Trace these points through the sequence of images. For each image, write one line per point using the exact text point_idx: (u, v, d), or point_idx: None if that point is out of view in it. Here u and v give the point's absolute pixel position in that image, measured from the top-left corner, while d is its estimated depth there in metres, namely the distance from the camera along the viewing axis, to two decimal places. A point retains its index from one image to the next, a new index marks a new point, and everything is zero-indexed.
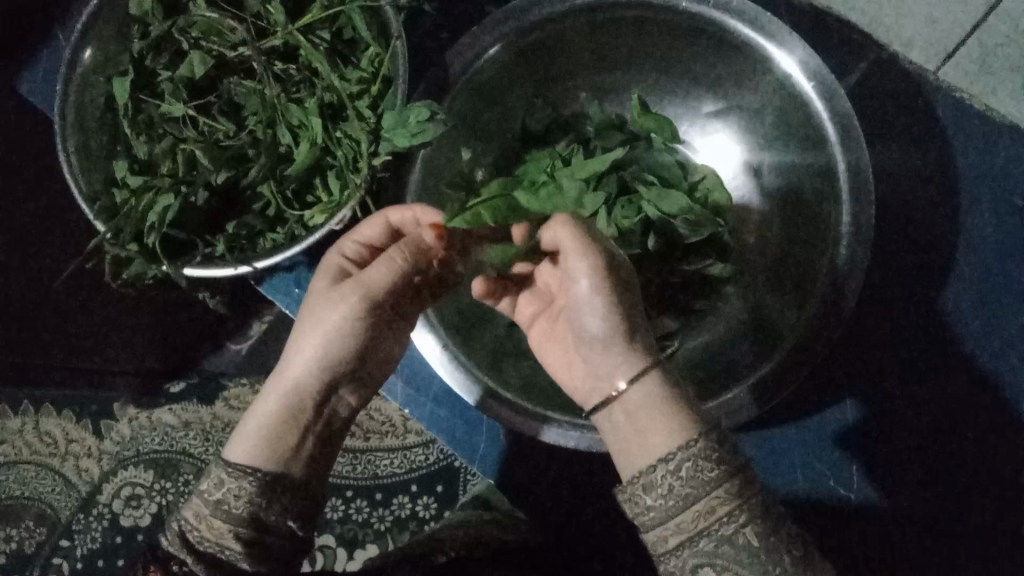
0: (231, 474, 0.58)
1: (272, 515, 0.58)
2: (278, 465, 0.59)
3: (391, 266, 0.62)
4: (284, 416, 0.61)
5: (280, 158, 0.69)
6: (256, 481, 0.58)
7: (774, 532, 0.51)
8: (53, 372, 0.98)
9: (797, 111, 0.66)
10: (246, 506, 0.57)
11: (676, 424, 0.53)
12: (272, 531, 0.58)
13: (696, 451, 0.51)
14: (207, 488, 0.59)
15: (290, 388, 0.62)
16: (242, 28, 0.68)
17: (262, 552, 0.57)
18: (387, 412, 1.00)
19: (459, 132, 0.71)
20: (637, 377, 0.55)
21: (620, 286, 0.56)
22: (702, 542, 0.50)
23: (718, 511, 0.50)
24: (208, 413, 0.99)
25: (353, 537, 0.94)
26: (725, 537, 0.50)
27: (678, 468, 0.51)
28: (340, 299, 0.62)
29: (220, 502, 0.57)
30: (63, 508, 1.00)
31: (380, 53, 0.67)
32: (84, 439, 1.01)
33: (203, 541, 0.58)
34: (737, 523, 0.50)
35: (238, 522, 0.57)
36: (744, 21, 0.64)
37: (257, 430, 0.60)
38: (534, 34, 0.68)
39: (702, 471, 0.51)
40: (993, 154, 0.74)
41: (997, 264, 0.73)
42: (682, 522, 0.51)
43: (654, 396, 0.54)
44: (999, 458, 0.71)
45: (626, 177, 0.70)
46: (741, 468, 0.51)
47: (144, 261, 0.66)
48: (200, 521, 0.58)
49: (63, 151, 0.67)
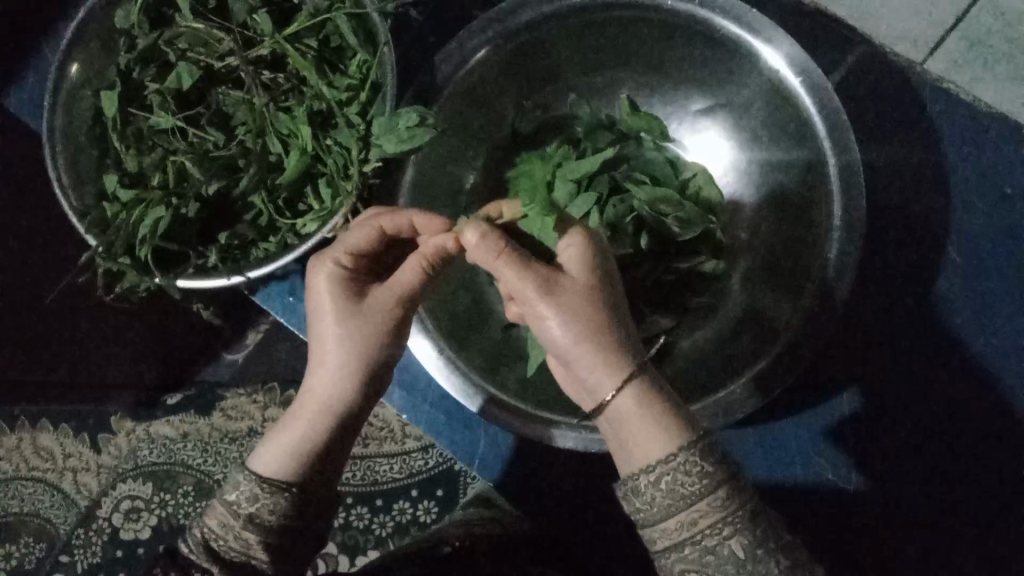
0: (267, 489, 0.58)
1: (302, 525, 0.59)
2: (311, 477, 0.60)
3: (414, 270, 0.60)
4: (316, 430, 0.61)
5: (270, 167, 0.68)
6: (290, 495, 0.59)
7: (761, 543, 0.52)
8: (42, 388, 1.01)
9: (785, 106, 0.66)
10: (276, 517, 0.58)
11: (660, 432, 0.53)
12: (303, 541, 0.59)
13: (675, 465, 0.52)
14: (236, 498, 0.59)
15: (320, 404, 0.62)
16: (230, 38, 0.68)
17: (290, 562, 0.59)
18: (386, 419, 0.99)
19: (449, 136, 0.71)
20: (617, 390, 0.55)
21: (564, 289, 0.55)
22: (686, 551, 0.52)
23: (698, 525, 0.52)
24: (206, 424, 0.99)
25: (355, 544, 0.95)
26: (708, 548, 0.51)
27: (658, 480, 0.52)
28: (375, 309, 0.62)
29: (252, 515, 0.58)
30: (60, 523, 1.00)
31: (369, 60, 0.67)
32: (82, 453, 1.01)
33: (228, 550, 0.59)
34: (721, 534, 0.51)
35: (267, 533, 0.58)
36: (729, 18, 0.65)
37: (287, 444, 0.60)
38: (522, 36, 0.68)
39: (683, 484, 0.52)
40: (983, 146, 0.75)
41: (986, 256, 0.74)
42: (667, 529, 0.52)
43: (637, 409, 0.54)
44: (992, 446, 0.72)
45: (618, 177, 0.71)
46: (726, 481, 0.52)
47: (136, 274, 0.66)
48: (226, 532, 0.59)
49: (53, 167, 0.67)
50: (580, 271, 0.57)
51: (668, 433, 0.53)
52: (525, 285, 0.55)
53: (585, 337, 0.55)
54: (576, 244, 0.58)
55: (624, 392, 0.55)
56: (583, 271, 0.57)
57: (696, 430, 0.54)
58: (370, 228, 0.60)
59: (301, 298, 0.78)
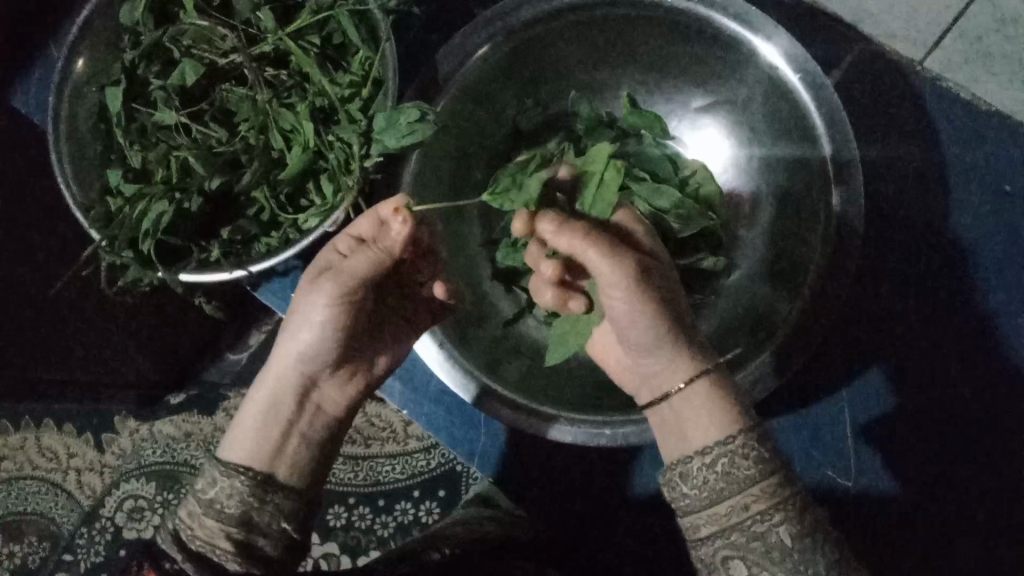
0: (223, 472, 0.60)
1: (264, 517, 0.59)
2: (266, 465, 0.61)
3: (365, 258, 0.59)
4: (271, 412, 0.62)
5: (273, 163, 0.69)
6: (244, 478, 0.60)
7: (807, 534, 0.53)
8: (38, 386, 0.97)
9: (783, 101, 0.67)
10: (236, 504, 0.59)
11: (721, 415, 0.56)
12: (264, 534, 0.59)
13: (733, 448, 0.55)
14: (202, 486, 0.60)
15: (280, 389, 0.63)
16: (233, 36, 0.69)
17: (254, 557, 0.58)
18: (389, 420, 1.00)
19: (450, 133, 0.72)
20: (689, 381, 0.58)
21: (652, 278, 0.57)
22: (734, 536, 0.54)
23: (750, 509, 0.53)
24: (208, 424, 1.01)
25: (355, 545, 0.95)
26: (757, 534, 0.53)
27: (714, 462, 0.55)
28: (317, 299, 0.59)
29: (212, 500, 0.59)
30: (64, 522, 1.02)
31: (371, 57, 0.67)
32: (86, 453, 1.03)
33: (194, 540, 0.58)
34: (770, 521, 0.53)
35: (228, 521, 0.58)
36: (729, 15, 0.65)
37: (242, 429, 0.62)
38: (522, 33, 0.69)
39: (739, 467, 0.54)
40: (982, 143, 0.75)
41: (985, 253, 0.74)
42: (715, 514, 0.54)
43: (705, 395, 0.57)
44: (992, 443, 0.72)
45: (618, 174, 0.70)
46: (778, 469, 0.54)
47: (140, 268, 0.66)
48: (193, 521, 0.59)
49: (58, 162, 0.68)
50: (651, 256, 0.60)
51: (727, 419, 0.56)
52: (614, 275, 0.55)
53: (666, 334, 0.57)
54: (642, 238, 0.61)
55: (694, 384, 0.58)
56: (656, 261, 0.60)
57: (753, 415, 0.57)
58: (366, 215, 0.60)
59: None
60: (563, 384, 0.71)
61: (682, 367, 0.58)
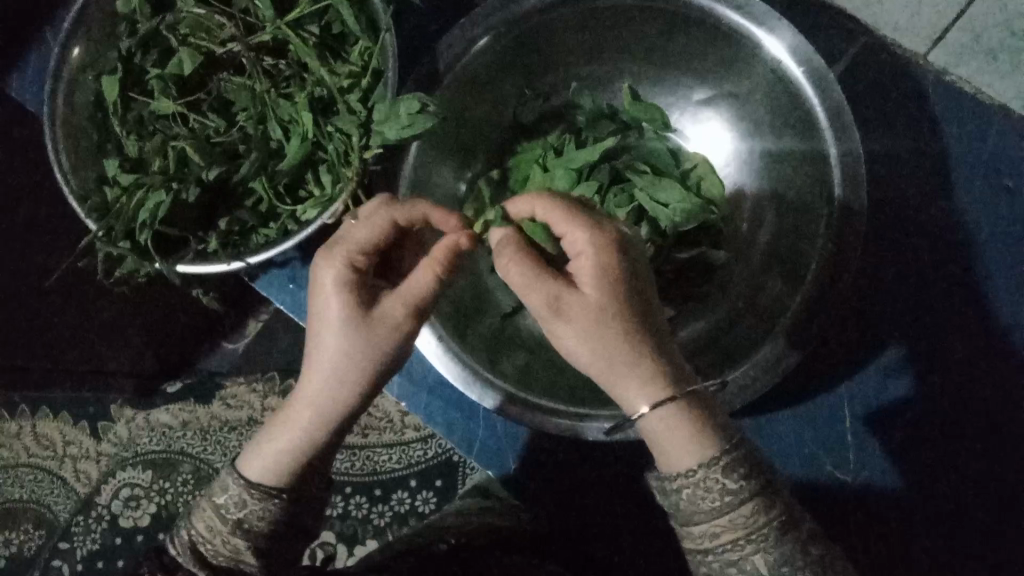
0: (255, 496, 0.58)
1: (292, 530, 0.59)
2: (304, 483, 0.59)
3: (427, 278, 0.57)
4: (309, 434, 0.59)
5: (271, 153, 0.68)
6: (279, 501, 0.58)
7: (787, 561, 0.51)
8: (57, 372, 1.02)
9: (789, 95, 0.66)
10: (268, 523, 0.58)
11: (680, 446, 0.53)
12: (292, 545, 0.59)
13: (696, 480, 0.52)
14: (224, 501, 0.59)
15: (315, 407, 0.59)
16: (231, 24, 0.68)
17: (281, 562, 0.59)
18: (386, 410, 0.99)
19: (452, 123, 0.71)
20: (646, 411, 0.53)
21: (585, 311, 0.53)
22: (710, 559, 0.53)
23: (721, 538, 0.52)
24: (205, 412, 1.01)
25: (353, 533, 0.96)
26: (731, 561, 0.52)
27: (680, 491, 0.53)
28: (377, 318, 0.57)
29: (241, 521, 0.58)
30: (61, 511, 1.01)
31: (370, 47, 0.66)
32: (83, 441, 1.02)
33: (218, 555, 0.58)
34: (743, 550, 0.51)
35: (259, 540, 0.58)
36: (732, 9, 0.64)
37: (278, 451, 0.59)
38: (525, 23, 0.68)
39: (704, 500, 0.52)
40: (986, 137, 0.74)
41: (988, 248, 0.74)
42: (692, 536, 0.53)
43: (660, 429, 0.53)
44: (993, 438, 0.72)
45: (619, 166, 0.71)
46: (753, 496, 0.52)
47: (136, 258, 0.66)
48: (214, 535, 0.59)
49: (54, 152, 0.67)
50: (596, 286, 0.53)
51: (691, 449, 0.53)
52: (538, 300, 0.54)
53: (619, 368, 0.53)
54: (588, 254, 0.54)
55: (654, 413, 0.53)
56: (597, 284, 0.53)
57: (728, 440, 0.53)
58: (382, 218, 0.58)
59: (302, 286, 0.78)
60: (562, 375, 0.71)
61: (644, 391, 0.53)
